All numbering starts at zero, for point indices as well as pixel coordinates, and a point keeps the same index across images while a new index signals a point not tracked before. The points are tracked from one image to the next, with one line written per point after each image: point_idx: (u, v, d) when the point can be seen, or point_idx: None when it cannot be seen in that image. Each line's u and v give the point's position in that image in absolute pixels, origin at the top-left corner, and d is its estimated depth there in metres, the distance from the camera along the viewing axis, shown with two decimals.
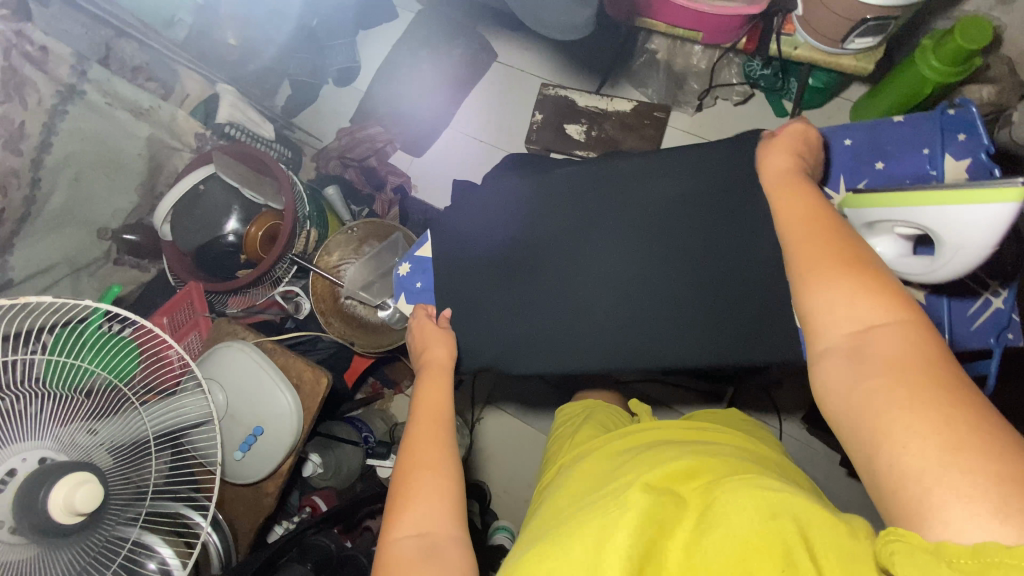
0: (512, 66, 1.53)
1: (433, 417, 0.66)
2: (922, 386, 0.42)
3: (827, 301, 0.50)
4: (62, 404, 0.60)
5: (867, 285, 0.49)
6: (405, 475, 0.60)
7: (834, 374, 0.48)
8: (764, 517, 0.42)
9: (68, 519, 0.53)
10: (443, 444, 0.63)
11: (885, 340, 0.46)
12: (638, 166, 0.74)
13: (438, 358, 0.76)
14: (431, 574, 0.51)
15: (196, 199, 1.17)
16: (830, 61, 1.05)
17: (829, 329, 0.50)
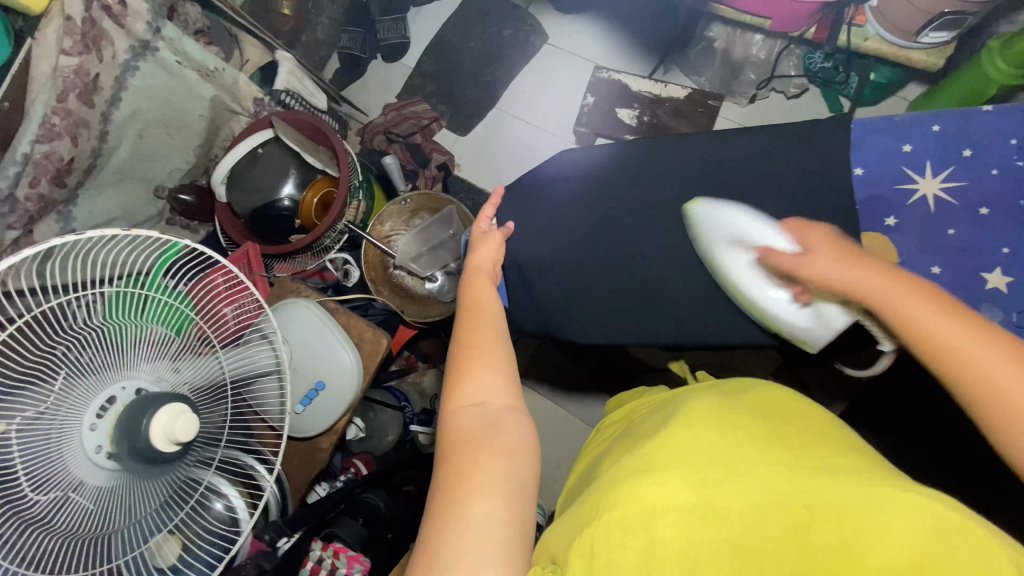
0: (563, 49, 1.53)
1: (480, 313, 0.65)
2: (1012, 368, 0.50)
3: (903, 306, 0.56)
4: (154, 340, 0.62)
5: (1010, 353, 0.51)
6: (459, 358, 0.61)
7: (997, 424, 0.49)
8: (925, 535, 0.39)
9: (167, 447, 0.55)
10: (497, 340, 0.62)
11: (963, 336, 0.52)
12: (712, 144, 0.75)
13: (483, 261, 0.74)
14: (497, 451, 0.52)
15: (254, 161, 1.19)
16: (899, 55, 1.04)
17: (915, 333, 0.55)
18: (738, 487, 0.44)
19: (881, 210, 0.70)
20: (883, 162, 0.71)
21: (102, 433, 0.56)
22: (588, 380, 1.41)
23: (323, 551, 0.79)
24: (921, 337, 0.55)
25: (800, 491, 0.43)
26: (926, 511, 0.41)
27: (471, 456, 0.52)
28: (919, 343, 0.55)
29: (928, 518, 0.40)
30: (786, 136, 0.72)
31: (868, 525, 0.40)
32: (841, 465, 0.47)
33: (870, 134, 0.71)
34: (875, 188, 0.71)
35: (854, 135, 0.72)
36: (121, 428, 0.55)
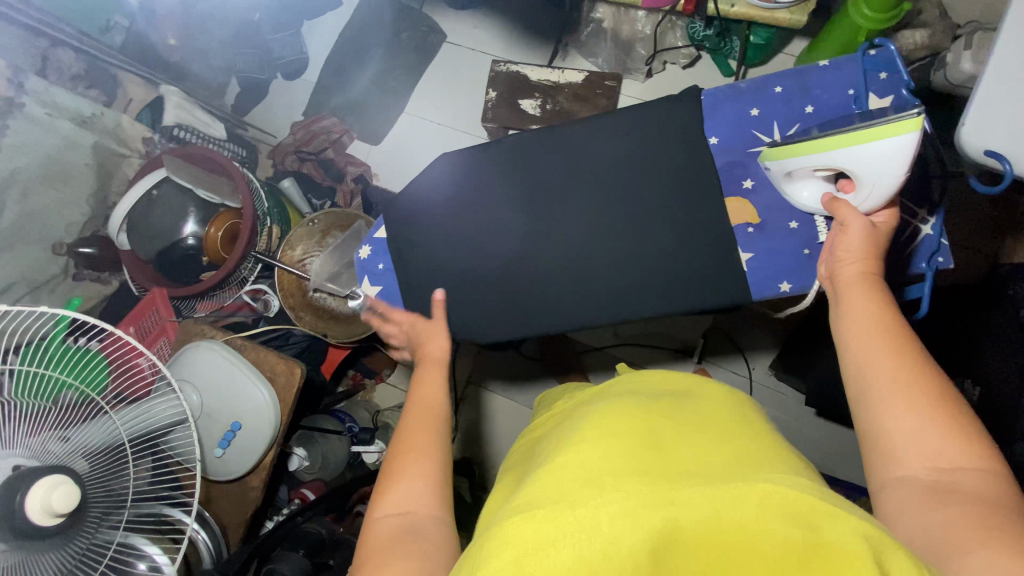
0: (461, 46, 1.52)
1: (426, 409, 0.61)
2: (924, 399, 0.48)
3: (858, 309, 0.57)
4: (29, 414, 0.60)
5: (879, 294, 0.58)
6: (391, 460, 0.57)
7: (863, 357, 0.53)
8: (806, 529, 0.36)
9: (48, 520, 0.54)
10: (434, 429, 0.59)
11: (886, 363, 0.51)
12: (582, 131, 0.77)
13: (434, 350, 0.70)
14: (401, 556, 0.48)
15: (150, 204, 1.15)
16: (767, 16, 1.07)
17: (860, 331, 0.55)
18: (606, 499, 0.40)
19: (738, 174, 0.74)
20: (735, 128, 0.75)
21: None
22: (533, 370, 1.43)
23: None
24: (860, 351, 0.54)
25: (677, 492, 0.40)
26: (774, 494, 0.39)
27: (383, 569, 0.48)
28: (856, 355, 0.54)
29: (782, 502, 0.38)
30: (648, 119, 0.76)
31: (739, 530, 0.37)
32: (741, 465, 0.45)
33: (723, 104, 0.75)
34: (731, 154, 0.75)
35: (705, 107, 0.75)
36: None
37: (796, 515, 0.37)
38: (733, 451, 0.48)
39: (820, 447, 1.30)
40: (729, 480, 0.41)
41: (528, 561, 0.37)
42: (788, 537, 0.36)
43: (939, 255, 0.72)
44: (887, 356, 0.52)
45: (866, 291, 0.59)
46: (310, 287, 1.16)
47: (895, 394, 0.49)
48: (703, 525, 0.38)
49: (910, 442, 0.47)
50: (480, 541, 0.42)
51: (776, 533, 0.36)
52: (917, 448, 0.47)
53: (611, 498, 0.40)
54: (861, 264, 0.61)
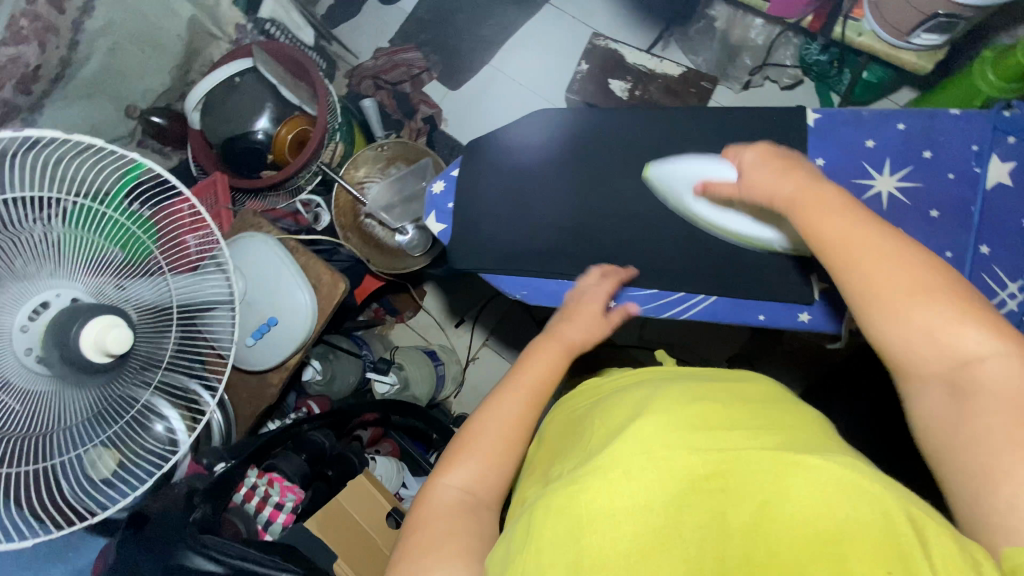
0: (564, 11, 1.47)
1: (452, 511, 0.54)
2: (939, 296, 0.48)
3: (835, 225, 0.52)
4: (95, 253, 0.61)
5: (914, 276, 0.49)
6: (466, 427, 0.60)
7: (925, 325, 0.48)
8: (843, 507, 0.38)
9: (98, 357, 0.54)
10: (460, 535, 0.52)
11: (916, 329, 0.48)
12: (680, 122, 0.76)
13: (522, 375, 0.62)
14: None
15: (230, 91, 1.17)
16: (891, 55, 1.02)
17: (848, 249, 0.51)
18: (654, 472, 0.44)
19: None
20: (846, 153, 0.72)
21: (34, 336, 0.55)
22: None
23: (258, 479, 0.81)
24: (890, 316, 0.49)
25: (712, 466, 0.44)
26: (828, 471, 0.41)
27: (432, 541, 0.51)
28: (838, 254, 0.51)
29: (843, 484, 0.40)
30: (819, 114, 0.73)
31: (777, 487, 0.41)
32: (803, 440, 0.47)
33: (835, 129, 0.72)
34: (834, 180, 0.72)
35: (815, 124, 0.73)
36: (53, 332, 0.54)
37: (859, 499, 0.39)
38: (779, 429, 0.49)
39: None
40: (760, 459, 0.44)
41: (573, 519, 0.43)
42: (820, 507, 0.39)
43: None
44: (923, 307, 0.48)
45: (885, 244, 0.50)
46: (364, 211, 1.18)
47: (908, 308, 0.48)
48: (751, 512, 0.40)
49: (923, 398, 0.49)
50: (530, 520, 0.47)
51: (835, 507, 0.38)
52: (925, 355, 0.48)
53: (651, 480, 0.43)
54: (801, 184, 0.56)
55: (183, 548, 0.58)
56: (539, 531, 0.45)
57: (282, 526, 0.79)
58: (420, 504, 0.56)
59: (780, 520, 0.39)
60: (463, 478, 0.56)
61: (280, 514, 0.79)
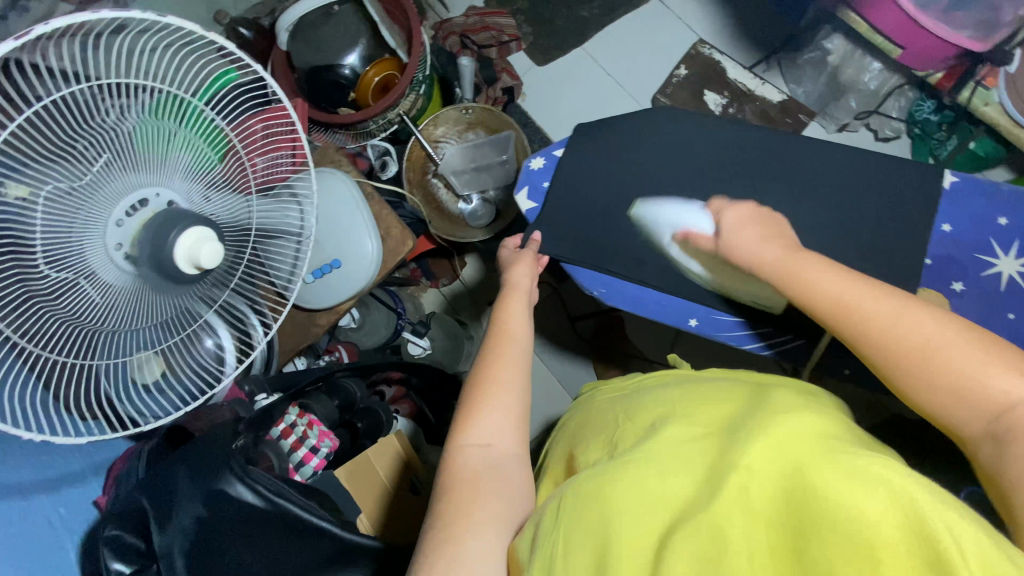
0: (671, 10, 1.41)
1: (474, 472, 0.54)
2: (970, 343, 0.47)
3: (826, 286, 0.54)
4: (195, 158, 0.59)
5: (933, 320, 0.49)
6: (474, 386, 0.60)
7: (953, 363, 0.47)
8: (881, 497, 0.35)
9: (187, 268, 0.53)
10: (483, 492, 0.52)
11: (949, 369, 0.47)
12: (790, 157, 0.74)
13: (515, 327, 0.66)
14: None
15: (326, 18, 1.13)
16: (1012, 133, 0.98)
17: (852, 306, 0.52)
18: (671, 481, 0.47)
19: (952, 273, 0.69)
20: (975, 225, 0.69)
21: (127, 232, 0.53)
22: (579, 347, 1.42)
23: (298, 418, 0.79)
24: (913, 359, 0.48)
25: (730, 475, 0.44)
26: (869, 468, 0.38)
27: (454, 508, 0.51)
28: (839, 310, 0.53)
29: (874, 474, 0.37)
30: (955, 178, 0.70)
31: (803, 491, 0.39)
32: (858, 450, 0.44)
33: (971, 198, 0.69)
34: (953, 250, 0.69)
35: (949, 186, 0.70)
36: (148, 232, 0.52)
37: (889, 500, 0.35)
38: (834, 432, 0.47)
39: None
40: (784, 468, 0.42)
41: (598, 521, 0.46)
42: (852, 501, 0.36)
43: None
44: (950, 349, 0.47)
45: (885, 293, 0.52)
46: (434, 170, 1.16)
47: (938, 351, 0.47)
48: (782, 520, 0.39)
49: (981, 450, 0.45)
50: (564, 502, 0.49)
51: (864, 503, 0.35)
52: (964, 401, 0.46)
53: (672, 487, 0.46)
54: (785, 250, 0.60)
55: (229, 474, 0.58)
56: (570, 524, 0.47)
57: (313, 470, 0.77)
58: (445, 467, 0.55)
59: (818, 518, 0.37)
60: (478, 435, 0.56)
61: (314, 458, 0.77)
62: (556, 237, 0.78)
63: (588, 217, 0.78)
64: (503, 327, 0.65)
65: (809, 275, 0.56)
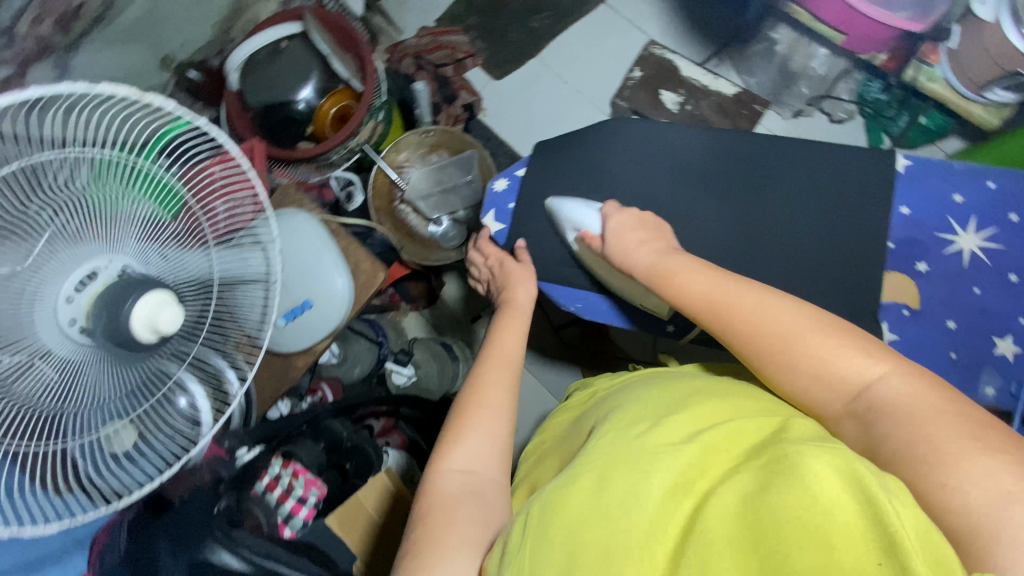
0: (620, 13, 1.43)
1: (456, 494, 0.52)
2: (829, 333, 0.52)
3: (699, 287, 0.60)
4: (146, 219, 0.57)
5: (796, 319, 0.54)
6: (459, 409, 0.60)
7: (807, 353, 0.52)
8: (826, 482, 0.35)
9: (147, 336, 0.51)
10: (465, 515, 0.50)
11: (807, 352, 0.52)
12: (752, 154, 0.74)
13: (506, 352, 0.66)
14: None
15: (275, 55, 1.12)
16: (960, 105, 1.01)
17: (727, 305, 0.57)
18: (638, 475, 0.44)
19: (916, 254, 0.70)
20: (930, 206, 0.70)
21: (79, 307, 0.52)
22: (566, 355, 1.42)
23: (283, 469, 0.79)
24: (778, 352, 0.53)
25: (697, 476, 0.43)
26: (811, 456, 0.38)
27: (435, 531, 0.49)
28: (711, 312, 0.58)
29: (824, 462, 0.37)
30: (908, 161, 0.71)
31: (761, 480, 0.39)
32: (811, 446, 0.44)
33: (927, 178, 0.71)
34: (915, 231, 0.71)
35: (904, 171, 0.71)
36: (103, 304, 0.51)
37: (839, 482, 0.35)
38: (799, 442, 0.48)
39: None
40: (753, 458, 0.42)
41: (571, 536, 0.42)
42: (803, 487, 0.35)
43: None
44: (834, 357, 0.51)
45: (755, 291, 0.57)
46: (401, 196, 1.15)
47: (793, 343, 0.53)
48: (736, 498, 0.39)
49: (851, 428, 0.49)
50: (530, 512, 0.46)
51: (818, 485, 0.35)
52: (825, 387, 0.50)
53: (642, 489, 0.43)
54: (659, 255, 0.65)
55: (214, 543, 0.57)
56: (532, 526, 0.44)
57: (303, 521, 0.77)
58: (425, 492, 0.54)
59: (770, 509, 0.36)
60: (461, 458, 0.55)
61: (302, 509, 0.77)
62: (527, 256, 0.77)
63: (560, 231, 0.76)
64: (504, 354, 0.66)
65: (683, 280, 0.61)
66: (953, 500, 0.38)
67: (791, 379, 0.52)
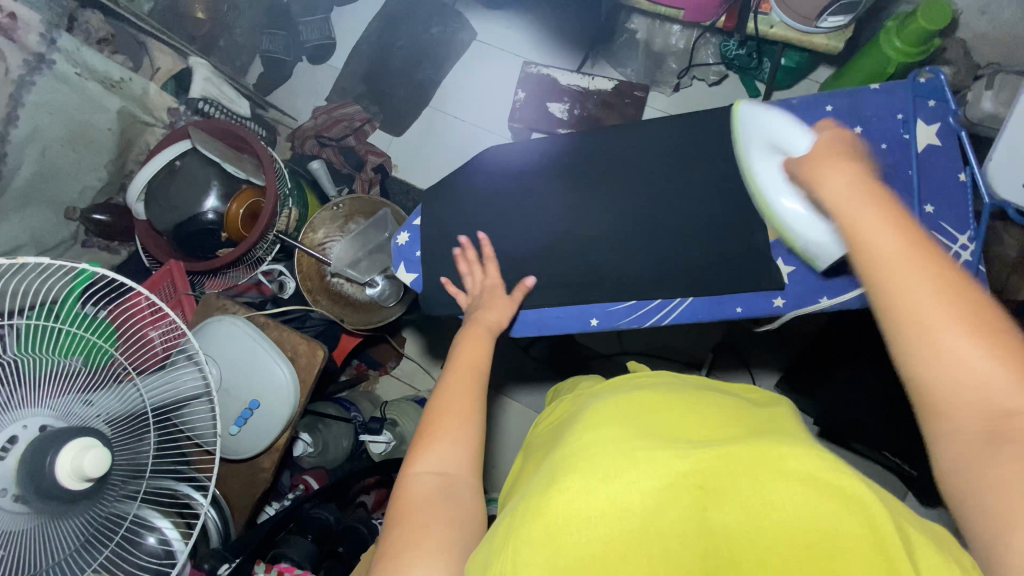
0: (493, 45, 1.51)
1: (431, 497, 0.52)
2: (986, 336, 0.41)
3: (884, 242, 0.43)
4: (60, 372, 0.58)
5: (980, 322, 0.41)
6: (434, 414, 0.58)
7: (973, 369, 0.40)
8: (831, 514, 0.38)
9: (74, 483, 0.51)
10: (443, 523, 0.50)
11: (982, 365, 0.40)
12: (624, 139, 0.78)
13: (473, 360, 0.64)
14: None
15: (172, 175, 1.14)
16: (804, 40, 1.08)
17: (902, 269, 0.42)
18: (639, 475, 0.42)
19: None
20: None
21: (5, 475, 0.51)
22: (540, 374, 1.42)
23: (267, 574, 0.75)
24: (927, 348, 0.41)
25: (698, 475, 0.42)
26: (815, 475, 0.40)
27: (412, 532, 0.49)
28: (883, 277, 0.43)
29: (824, 490, 0.39)
30: None
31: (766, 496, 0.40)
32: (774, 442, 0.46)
33: None
34: None
35: None
36: (24, 467, 0.50)
37: (843, 513, 0.38)
38: (751, 428, 0.52)
39: None
40: (752, 464, 0.42)
41: (566, 534, 0.40)
42: (811, 516, 0.38)
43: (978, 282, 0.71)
44: (919, 289, 0.42)
45: (931, 258, 0.42)
46: (329, 272, 1.17)
47: (965, 348, 0.40)
48: (736, 507, 0.40)
49: (946, 446, 0.43)
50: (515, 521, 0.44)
51: (819, 518, 0.38)
52: (972, 407, 0.41)
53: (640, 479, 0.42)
54: (843, 174, 0.48)
55: None
56: (522, 530, 0.42)
57: None
58: (399, 493, 0.53)
59: (776, 530, 0.38)
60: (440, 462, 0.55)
61: None
62: (447, 294, 0.79)
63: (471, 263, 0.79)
64: (473, 362, 0.63)
65: (868, 237, 0.44)
66: (984, 536, 0.39)
67: (928, 382, 0.42)
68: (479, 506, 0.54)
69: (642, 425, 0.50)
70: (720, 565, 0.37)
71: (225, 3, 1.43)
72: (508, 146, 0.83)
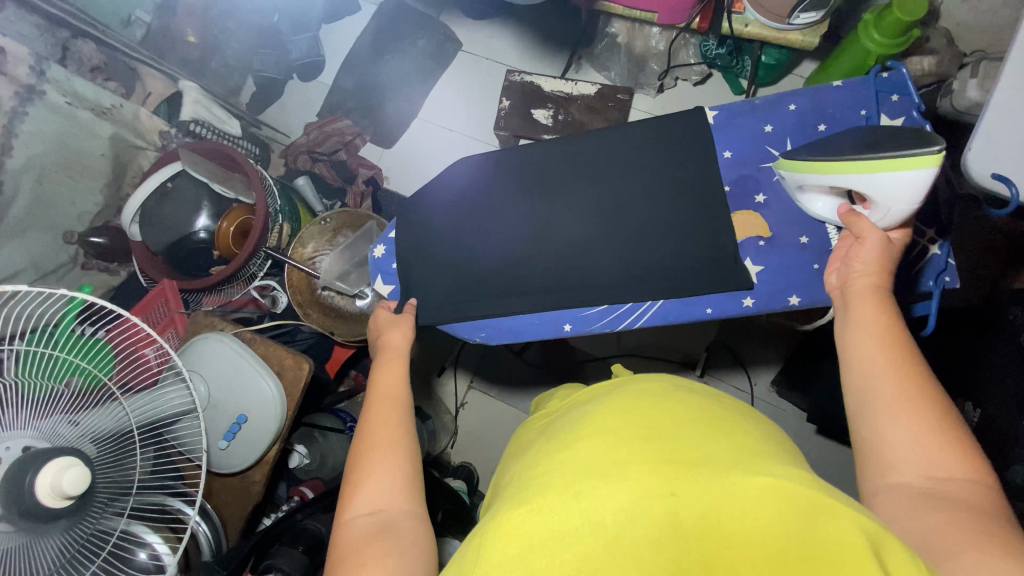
0: (478, 55, 1.53)
1: (371, 531, 0.49)
2: (924, 413, 0.49)
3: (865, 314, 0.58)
4: (46, 394, 0.60)
5: (916, 397, 0.50)
6: (361, 448, 0.57)
7: (902, 437, 0.48)
8: (794, 523, 0.35)
9: (55, 501, 0.54)
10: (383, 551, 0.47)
11: (905, 433, 0.48)
12: (594, 146, 0.79)
13: (388, 387, 0.64)
14: None
15: (164, 197, 1.17)
16: (779, 37, 1.08)
17: (873, 336, 0.56)
18: (609, 488, 0.40)
19: (751, 188, 0.77)
20: (750, 143, 0.78)
21: None
22: (535, 378, 1.42)
23: None
24: (873, 405, 0.51)
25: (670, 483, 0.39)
26: (781, 487, 0.38)
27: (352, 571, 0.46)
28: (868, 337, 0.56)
29: (787, 504, 0.37)
30: (717, 111, 0.79)
31: (735, 508, 0.37)
32: (740, 451, 0.44)
33: (738, 117, 0.78)
34: (744, 168, 0.78)
35: (716, 121, 0.79)
36: (7, 485, 0.52)
37: (808, 523, 0.35)
38: (714, 425, 0.48)
39: (824, 466, 1.29)
40: (716, 473, 0.40)
41: (532, 551, 0.37)
42: (777, 527, 0.35)
43: (947, 274, 0.78)
44: (866, 329, 0.57)
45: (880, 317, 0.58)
46: (320, 285, 1.19)
47: (897, 417, 0.49)
48: (704, 510, 0.37)
49: (884, 497, 0.47)
50: (482, 532, 0.41)
51: (784, 530, 0.35)
52: (901, 467, 0.48)
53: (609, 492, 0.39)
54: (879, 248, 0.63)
55: None
56: (489, 543, 0.39)
57: None
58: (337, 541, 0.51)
59: (746, 539, 0.35)
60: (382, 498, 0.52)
61: None
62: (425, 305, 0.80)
63: (447, 273, 0.80)
64: (386, 389, 0.64)
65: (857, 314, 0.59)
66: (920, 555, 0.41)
67: (875, 435, 0.50)
68: (422, 530, 0.51)
69: (608, 432, 0.46)
70: (696, 569, 0.34)
71: (215, 26, 1.47)
72: (481, 156, 0.84)
